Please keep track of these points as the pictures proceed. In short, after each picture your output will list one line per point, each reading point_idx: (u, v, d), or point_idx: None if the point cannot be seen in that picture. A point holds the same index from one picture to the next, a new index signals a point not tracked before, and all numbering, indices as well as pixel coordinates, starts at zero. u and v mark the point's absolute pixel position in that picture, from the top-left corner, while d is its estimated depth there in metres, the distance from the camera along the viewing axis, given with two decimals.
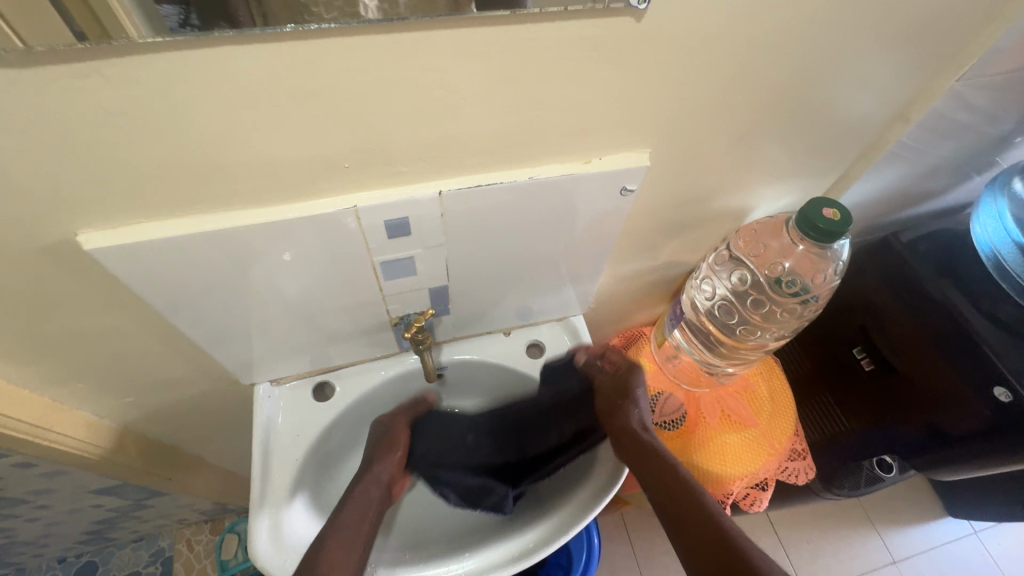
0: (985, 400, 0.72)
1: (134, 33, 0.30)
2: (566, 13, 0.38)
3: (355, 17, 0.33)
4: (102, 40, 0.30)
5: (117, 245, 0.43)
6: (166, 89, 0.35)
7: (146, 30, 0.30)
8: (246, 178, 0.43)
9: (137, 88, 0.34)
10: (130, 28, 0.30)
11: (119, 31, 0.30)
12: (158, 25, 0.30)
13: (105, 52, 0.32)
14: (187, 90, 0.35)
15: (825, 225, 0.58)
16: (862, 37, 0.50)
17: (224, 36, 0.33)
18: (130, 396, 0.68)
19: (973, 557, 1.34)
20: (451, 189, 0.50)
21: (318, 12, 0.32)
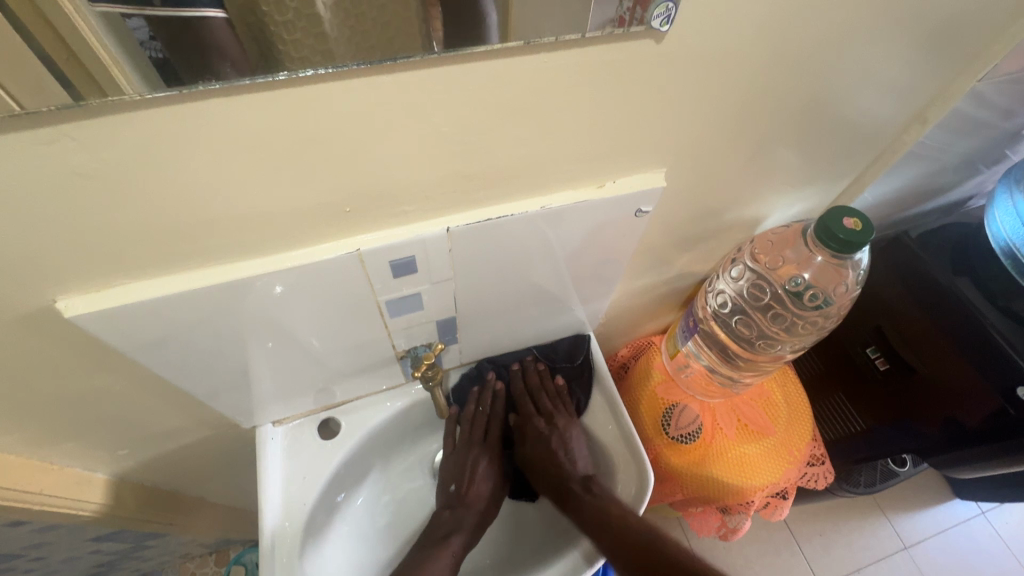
0: (1010, 400, 0.70)
1: (129, 89, 0.28)
2: (584, 40, 0.36)
3: (328, 60, 0.30)
4: (94, 97, 0.27)
5: (105, 309, 0.40)
6: (152, 145, 0.31)
7: (140, 85, 0.28)
8: (240, 230, 0.40)
9: (119, 147, 0.31)
10: (124, 84, 0.27)
11: (111, 86, 0.27)
12: (152, 77, 0.28)
13: (79, 113, 0.28)
14: (175, 145, 0.32)
15: (847, 234, 0.56)
16: (880, 41, 0.48)
17: (224, 89, 0.30)
18: (125, 448, 0.65)
19: (983, 538, 1.33)
20: (461, 226, 0.47)
21: (287, 53, 0.30)
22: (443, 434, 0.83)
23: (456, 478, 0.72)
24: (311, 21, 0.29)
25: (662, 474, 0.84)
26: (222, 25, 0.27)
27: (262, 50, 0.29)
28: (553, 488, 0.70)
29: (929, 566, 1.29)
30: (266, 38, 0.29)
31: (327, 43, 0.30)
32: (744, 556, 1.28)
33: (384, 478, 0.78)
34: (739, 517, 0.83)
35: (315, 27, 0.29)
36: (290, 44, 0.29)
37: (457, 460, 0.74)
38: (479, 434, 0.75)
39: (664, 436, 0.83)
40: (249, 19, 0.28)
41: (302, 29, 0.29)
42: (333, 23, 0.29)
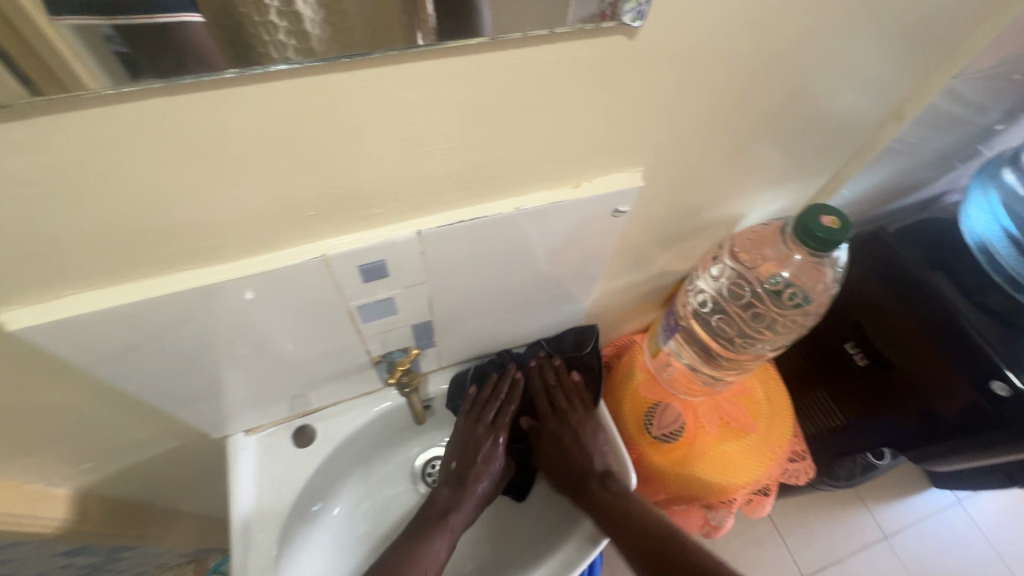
0: (984, 395, 0.71)
1: (93, 84, 0.26)
2: (553, 36, 0.35)
3: (307, 56, 0.29)
4: (56, 93, 0.26)
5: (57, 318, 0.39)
6: (100, 146, 0.30)
7: (105, 80, 0.27)
8: (196, 232, 0.39)
9: (62, 149, 0.29)
10: (88, 78, 0.26)
11: (72, 81, 0.26)
12: (117, 72, 0.26)
13: (26, 111, 0.27)
14: (124, 148, 0.31)
15: (824, 232, 0.55)
16: (856, 38, 0.48)
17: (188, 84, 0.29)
18: (89, 462, 0.62)
19: (959, 524, 1.36)
20: (430, 228, 0.46)
21: (268, 54, 0.29)
22: (424, 437, 0.81)
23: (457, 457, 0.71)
24: (291, 18, 0.28)
25: (645, 473, 0.84)
26: (200, 29, 0.26)
27: (240, 51, 0.28)
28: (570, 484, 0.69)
29: (908, 554, 1.31)
30: (245, 40, 0.28)
31: (309, 44, 0.29)
32: (728, 550, 1.29)
33: (363, 485, 0.77)
34: (722, 514, 0.83)
35: (295, 27, 0.28)
36: (272, 45, 0.29)
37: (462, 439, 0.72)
38: (487, 416, 0.72)
39: (647, 435, 0.82)
40: (224, 20, 0.27)
41: (283, 28, 0.28)
42: (315, 21, 0.28)
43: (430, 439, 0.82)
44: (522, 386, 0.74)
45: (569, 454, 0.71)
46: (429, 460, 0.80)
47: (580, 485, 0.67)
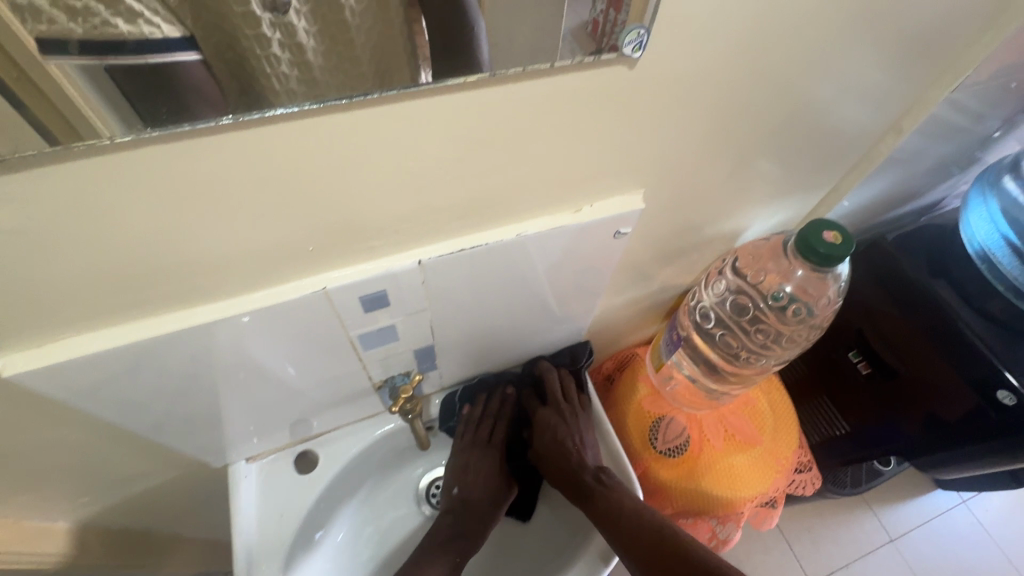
0: (990, 403, 0.70)
1: (105, 132, 0.27)
2: (553, 69, 0.35)
3: (316, 95, 0.31)
4: (73, 143, 0.26)
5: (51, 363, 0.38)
6: (98, 192, 0.30)
7: (119, 126, 0.27)
8: (197, 270, 0.39)
9: (59, 198, 0.29)
10: (99, 125, 0.27)
11: (89, 130, 0.26)
12: (130, 117, 0.27)
13: (31, 164, 0.27)
14: (124, 194, 0.30)
15: (826, 248, 0.55)
16: (852, 56, 0.48)
17: (196, 132, 0.29)
18: (87, 495, 0.62)
19: (965, 525, 1.35)
20: (431, 257, 0.46)
21: (272, 87, 0.31)
22: (428, 458, 0.81)
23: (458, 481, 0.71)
24: (296, 53, 0.33)
25: (651, 488, 0.84)
26: (196, 65, 0.30)
27: (242, 85, 0.31)
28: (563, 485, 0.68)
29: (915, 557, 1.30)
30: (248, 75, 0.31)
31: (317, 86, 0.32)
32: (734, 558, 1.28)
33: (367, 510, 0.76)
34: (730, 528, 0.82)
35: (298, 61, 0.33)
36: (274, 77, 0.32)
37: (459, 460, 0.73)
38: (482, 436, 0.74)
39: (652, 450, 0.82)
40: (228, 56, 0.31)
41: (286, 62, 0.32)
42: (315, 51, 0.33)
43: (433, 459, 0.81)
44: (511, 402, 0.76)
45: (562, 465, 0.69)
46: (432, 481, 0.80)
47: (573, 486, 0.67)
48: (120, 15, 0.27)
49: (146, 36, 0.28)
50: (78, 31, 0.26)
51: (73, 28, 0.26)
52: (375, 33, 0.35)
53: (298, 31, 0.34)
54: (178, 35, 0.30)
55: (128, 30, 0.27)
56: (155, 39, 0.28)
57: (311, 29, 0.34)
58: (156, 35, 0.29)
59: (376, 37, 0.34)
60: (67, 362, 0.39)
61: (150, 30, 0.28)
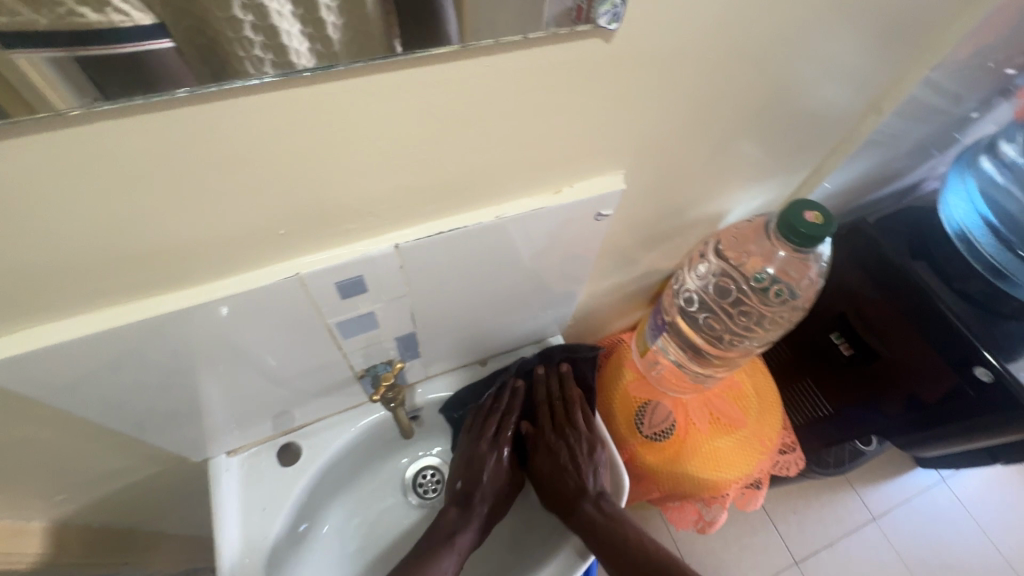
0: (968, 380, 0.71)
1: (61, 104, 0.25)
2: (526, 41, 0.33)
3: (293, 67, 0.29)
4: (26, 116, 0.25)
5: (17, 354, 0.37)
6: (53, 171, 0.28)
7: (75, 100, 0.26)
8: (165, 256, 0.38)
9: (11, 180, 0.28)
10: (55, 99, 0.25)
11: (42, 104, 0.25)
12: (89, 91, 0.26)
13: None
14: (82, 174, 0.29)
15: (808, 229, 0.55)
16: (832, 34, 0.47)
17: (152, 105, 0.28)
18: (63, 494, 0.60)
19: (944, 502, 1.38)
20: (409, 241, 0.45)
21: (243, 68, 0.29)
22: (413, 448, 0.80)
23: (461, 474, 0.69)
24: (270, 36, 0.29)
25: (638, 472, 0.84)
26: (170, 53, 0.27)
27: (214, 69, 0.28)
28: (565, 508, 0.65)
29: (896, 534, 1.33)
30: (219, 58, 0.29)
31: (292, 63, 0.29)
32: (721, 539, 1.30)
33: (353, 501, 0.75)
34: (716, 510, 0.83)
35: (274, 45, 0.30)
36: (247, 60, 0.29)
37: (464, 456, 0.71)
38: (489, 432, 0.71)
39: (639, 435, 0.82)
40: (197, 40, 0.28)
41: (260, 44, 0.29)
42: (292, 34, 0.30)
43: (419, 449, 0.80)
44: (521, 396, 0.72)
45: (565, 471, 0.67)
46: (419, 471, 0.79)
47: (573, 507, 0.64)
48: (88, 1, 0.25)
49: (114, 25, 0.26)
50: (43, 23, 0.24)
51: (37, 19, 0.24)
52: (352, 9, 0.31)
53: (271, 11, 0.29)
54: (149, 22, 0.27)
55: (97, 20, 0.25)
56: (125, 28, 0.26)
57: (289, 11, 0.30)
58: (127, 25, 0.26)
59: (350, 19, 0.31)
60: (34, 354, 0.38)
61: (121, 18, 0.26)
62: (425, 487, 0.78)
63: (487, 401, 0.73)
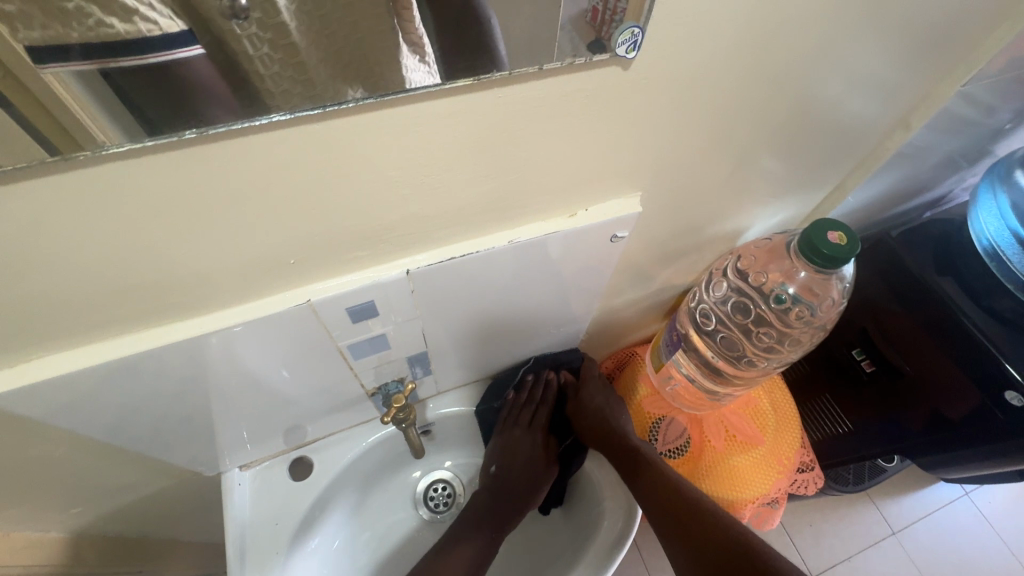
0: (996, 404, 0.68)
1: (103, 138, 0.26)
2: (542, 73, 0.33)
3: (319, 100, 0.29)
4: (74, 153, 0.26)
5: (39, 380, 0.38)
6: (64, 205, 0.28)
7: (122, 137, 0.26)
8: (179, 285, 0.38)
9: (27, 219, 0.28)
10: (98, 133, 0.25)
11: (88, 140, 0.26)
12: (134, 128, 0.26)
13: (28, 175, 0.26)
14: (97, 211, 0.29)
15: (830, 249, 0.53)
16: (858, 53, 0.46)
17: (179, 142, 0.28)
18: (78, 506, 0.61)
19: (968, 517, 1.34)
20: (420, 267, 0.45)
21: (266, 88, 0.28)
22: (424, 462, 0.80)
23: (494, 461, 0.73)
24: (287, 51, 0.27)
25: None
26: (201, 61, 0.25)
27: (240, 88, 0.27)
28: (627, 465, 0.67)
29: (917, 550, 1.29)
30: (242, 74, 0.27)
31: (315, 86, 0.28)
32: None
33: (362, 516, 0.74)
34: None
35: (292, 61, 0.27)
36: (268, 78, 0.27)
37: (497, 445, 0.74)
38: (522, 420, 0.75)
39: None
40: (218, 55, 0.26)
41: (280, 61, 0.27)
42: (310, 50, 0.28)
43: (430, 463, 0.80)
44: (555, 388, 0.76)
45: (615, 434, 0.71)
46: (430, 484, 0.79)
47: (637, 464, 0.66)
48: (114, 10, 0.22)
49: (144, 34, 0.23)
50: (76, 37, 0.22)
51: (68, 33, 0.22)
52: (369, 23, 0.28)
53: (290, 27, 0.27)
54: (179, 29, 0.24)
55: (126, 30, 0.23)
56: (156, 38, 0.23)
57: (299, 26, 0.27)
58: (157, 34, 0.23)
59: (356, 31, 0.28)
60: (51, 380, 0.38)
61: (149, 27, 0.23)
62: (436, 501, 0.78)
63: (521, 395, 0.76)
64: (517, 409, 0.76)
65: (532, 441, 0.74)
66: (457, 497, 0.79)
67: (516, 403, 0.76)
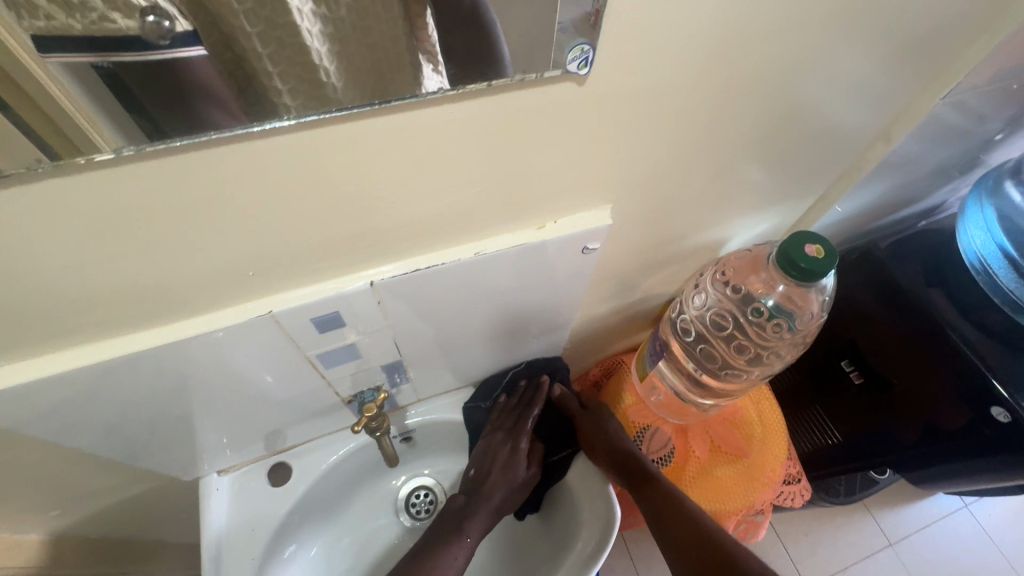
0: (985, 420, 0.67)
1: (104, 145, 0.26)
2: (491, 88, 0.33)
3: (324, 105, 0.29)
4: (74, 157, 0.26)
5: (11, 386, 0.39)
6: (17, 217, 0.29)
7: (120, 141, 0.27)
8: (142, 294, 0.38)
9: None
10: (99, 139, 0.26)
11: (88, 145, 0.26)
12: (133, 133, 0.27)
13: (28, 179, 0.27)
14: (51, 223, 0.30)
15: (808, 263, 0.52)
16: (832, 66, 0.45)
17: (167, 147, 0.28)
18: (57, 509, 0.61)
19: (965, 529, 1.32)
20: (384, 278, 0.45)
21: (274, 88, 0.28)
22: (404, 469, 0.80)
23: (476, 465, 0.72)
24: (295, 50, 0.28)
25: None
26: (203, 61, 0.26)
27: (242, 87, 0.28)
28: (632, 476, 0.69)
29: (914, 562, 1.28)
30: (246, 72, 0.27)
31: (321, 87, 0.29)
32: None
33: (341, 521, 0.74)
34: None
35: (298, 60, 0.28)
36: (276, 77, 0.28)
37: (481, 448, 0.74)
38: (507, 423, 0.74)
39: None
40: (224, 53, 0.26)
41: (286, 61, 0.28)
42: (321, 52, 0.28)
43: (411, 469, 0.80)
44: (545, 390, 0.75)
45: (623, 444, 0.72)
46: (412, 490, 0.79)
47: (643, 477, 0.69)
48: (119, 6, 0.22)
49: (146, 34, 0.23)
50: (78, 28, 0.22)
51: (72, 25, 0.22)
52: (384, 30, 0.29)
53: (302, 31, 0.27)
54: (184, 29, 0.24)
55: (128, 27, 0.23)
56: (163, 38, 0.24)
57: (318, 28, 0.28)
58: (159, 34, 0.24)
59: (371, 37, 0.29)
60: (18, 386, 0.39)
61: (151, 27, 0.23)
62: (418, 508, 0.78)
63: (510, 399, 0.76)
64: (506, 413, 0.75)
65: (518, 447, 0.72)
66: (439, 503, 0.79)
67: (506, 406, 0.76)
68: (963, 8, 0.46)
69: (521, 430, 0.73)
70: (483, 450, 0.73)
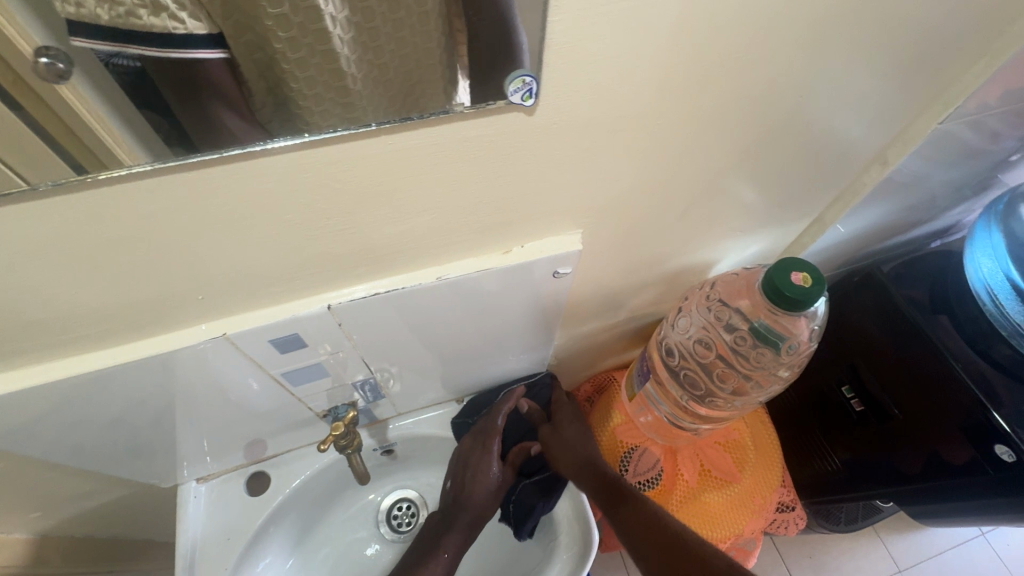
0: (986, 457, 0.64)
1: (128, 160, 0.29)
2: (422, 121, 0.32)
3: (355, 122, 0.31)
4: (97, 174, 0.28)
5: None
6: None
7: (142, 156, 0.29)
8: (99, 314, 0.39)
9: None
10: (125, 157, 0.28)
11: (113, 160, 0.28)
12: (156, 147, 0.29)
13: (46, 197, 0.29)
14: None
15: (792, 291, 0.50)
16: (813, 93, 0.43)
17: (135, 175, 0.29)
18: (37, 510, 0.62)
19: (983, 559, 1.26)
20: (340, 302, 0.46)
21: (300, 92, 0.32)
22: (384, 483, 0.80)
23: (458, 475, 0.71)
24: (323, 56, 0.33)
25: None
26: (219, 63, 0.31)
27: (272, 91, 0.32)
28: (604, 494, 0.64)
29: None
30: (274, 75, 0.33)
31: (346, 93, 0.33)
32: None
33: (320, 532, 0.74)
34: None
35: (327, 67, 0.33)
36: (302, 79, 0.33)
37: (461, 458, 0.72)
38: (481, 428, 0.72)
39: None
40: (255, 54, 0.32)
41: (314, 70, 0.33)
42: (350, 59, 0.34)
43: (394, 482, 0.80)
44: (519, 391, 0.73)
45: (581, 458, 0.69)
46: (395, 502, 0.79)
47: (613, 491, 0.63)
48: (146, 6, 0.27)
49: (169, 31, 0.28)
50: (104, 18, 0.27)
51: (98, 14, 0.27)
52: (417, 40, 0.35)
53: (333, 37, 0.33)
54: (202, 31, 0.29)
55: (151, 23, 0.28)
56: (176, 34, 0.28)
57: (347, 36, 0.33)
58: (180, 31, 0.28)
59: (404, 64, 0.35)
60: None
61: (175, 25, 0.28)
62: (399, 520, 0.78)
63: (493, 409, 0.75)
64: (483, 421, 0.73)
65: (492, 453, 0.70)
66: (420, 517, 0.78)
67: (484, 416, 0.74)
68: (958, 31, 0.43)
69: (492, 432, 0.70)
70: (465, 459, 0.71)
